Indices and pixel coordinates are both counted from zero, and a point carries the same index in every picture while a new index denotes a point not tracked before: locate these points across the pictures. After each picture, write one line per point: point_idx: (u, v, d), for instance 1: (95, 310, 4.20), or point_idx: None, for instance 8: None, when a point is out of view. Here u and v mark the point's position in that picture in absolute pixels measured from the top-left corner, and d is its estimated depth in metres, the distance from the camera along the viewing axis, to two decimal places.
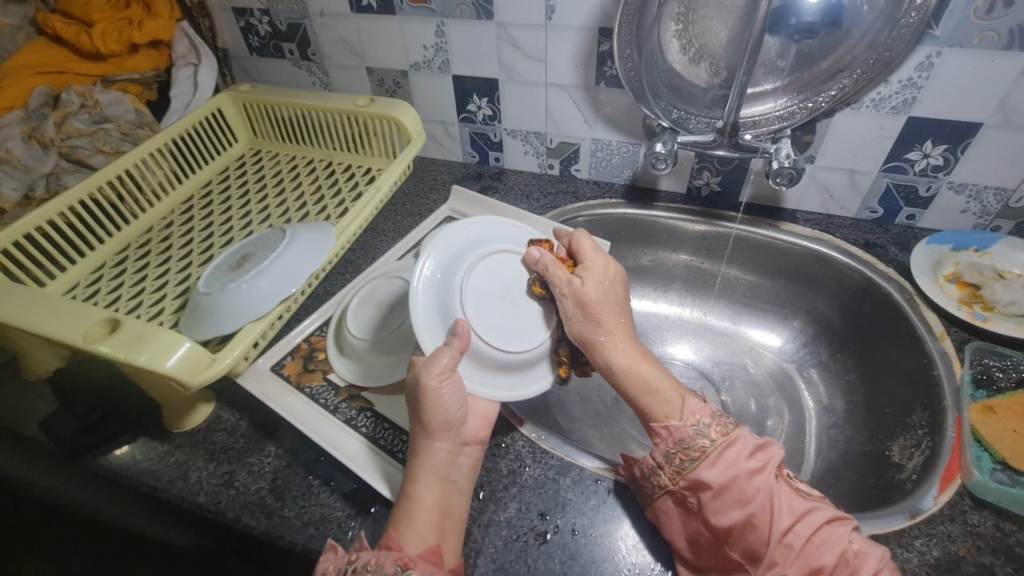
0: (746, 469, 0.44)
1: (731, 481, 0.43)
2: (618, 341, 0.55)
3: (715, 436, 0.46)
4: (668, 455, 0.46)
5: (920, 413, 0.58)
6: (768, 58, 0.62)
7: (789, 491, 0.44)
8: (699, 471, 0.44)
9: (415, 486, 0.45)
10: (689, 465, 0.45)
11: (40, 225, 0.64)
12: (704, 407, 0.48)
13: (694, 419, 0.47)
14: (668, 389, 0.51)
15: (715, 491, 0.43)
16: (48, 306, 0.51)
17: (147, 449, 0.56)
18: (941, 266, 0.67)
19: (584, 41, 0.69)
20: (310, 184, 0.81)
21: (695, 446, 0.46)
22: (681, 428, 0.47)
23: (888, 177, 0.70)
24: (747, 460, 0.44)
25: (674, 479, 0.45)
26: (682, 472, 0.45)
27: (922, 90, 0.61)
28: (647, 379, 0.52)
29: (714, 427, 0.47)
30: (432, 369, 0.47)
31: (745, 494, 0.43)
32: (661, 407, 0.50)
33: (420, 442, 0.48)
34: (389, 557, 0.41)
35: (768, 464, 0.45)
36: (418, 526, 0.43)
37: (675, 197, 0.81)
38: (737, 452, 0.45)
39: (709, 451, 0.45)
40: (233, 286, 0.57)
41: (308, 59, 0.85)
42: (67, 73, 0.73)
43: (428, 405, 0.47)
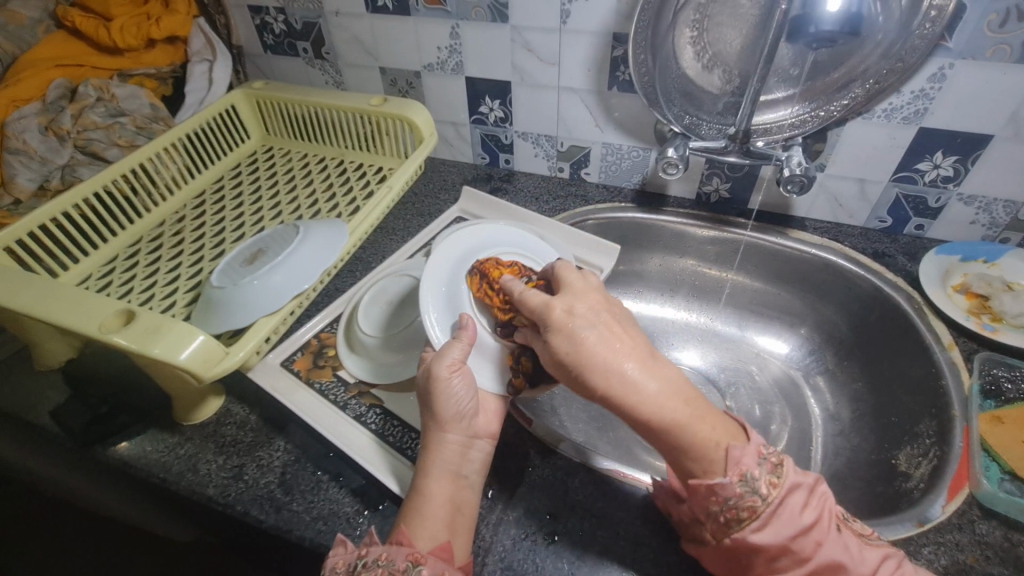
0: (803, 525, 0.39)
1: (788, 543, 0.39)
2: (641, 381, 0.43)
3: (769, 490, 0.40)
4: (711, 513, 0.40)
5: (927, 422, 0.58)
6: (781, 66, 0.63)
7: (854, 541, 0.40)
8: (748, 534, 0.39)
9: (425, 480, 0.45)
10: (736, 526, 0.40)
11: (55, 216, 0.65)
12: (748, 452, 0.41)
13: (741, 472, 0.40)
14: (705, 430, 0.42)
15: (771, 552, 0.39)
16: (64, 296, 0.51)
17: (156, 441, 0.56)
18: (950, 276, 0.67)
19: (598, 45, 0.69)
20: (321, 182, 0.81)
21: (744, 506, 0.40)
22: (726, 486, 0.40)
23: (897, 187, 0.70)
24: (802, 514, 0.39)
25: (718, 535, 0.41)
26: (727, 531, 0.40)
27: (935, 101, 0.61)
28: (676, 421, 0.42)
29: (764, 478, 0.40)
30: (443, 364, 0.49)
31: (804, 553, 0.39)
32: (700, 462, 0.41)
33: (434, 437, 0.48)
34: (400, 552, 0.41)
35: (825, 513, 0.40)
36: (428, 522, 0.43)
37: (685, 203, 0.82)
38: (793, 505, 0.39)
39: (761, 510, 0.39)
40: (246, 281, 0.58)
41: (321, 58, 0.86)
42: (85, 66, 0.74)
43: (440, 397, 0.48)
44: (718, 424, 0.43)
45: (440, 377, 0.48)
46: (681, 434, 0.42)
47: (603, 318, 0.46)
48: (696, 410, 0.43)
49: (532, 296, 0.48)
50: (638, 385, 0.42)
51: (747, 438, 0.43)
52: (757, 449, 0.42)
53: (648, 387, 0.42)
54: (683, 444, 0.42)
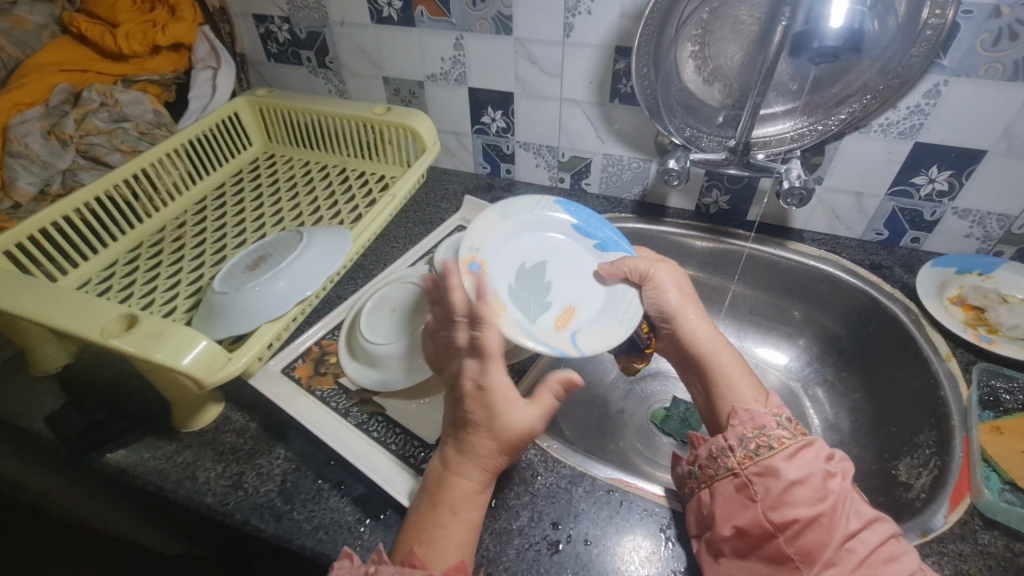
0: (824, 470, 0.44)
1: (807, 476, 0.44)
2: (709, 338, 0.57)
3: (795, 433, 0.47)
4: (743, 439, 0.47)
5: (926, 433, 0.59)
6: (780, 81, 0.64)
7: (856, 502, 0.44)
8: (774, 459, 0.45)
9: (451, 498, 0.44)
10: (765, 453, 0.45)
11: (55, 220, 0.64)
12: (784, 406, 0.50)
13: (777, 411, 0.49)
14: (742, 374, 0.54)
15: (791, 482, 0.43)
16: (63, 299, 0.51)
17: (153, 448, 0.55)
18: (946, 288, 0.68)
19: (600, 58, 0.71)
20: (323, 189, 0.82)
21: (776, 437, 0.46)
22: (763, 416, 0.48)
23: (893, 201, 0.71)
24: (824, 462, 0.45)
25: (744, 462, 0.46)
26: (755, 458, 0.46)
27: (930, 117, 0.62)
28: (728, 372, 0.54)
29: (795, 427, 0.48)
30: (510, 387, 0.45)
31: (819, 491, 0.43)
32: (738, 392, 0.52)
33: (468, 463, 0.45)
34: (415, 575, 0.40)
35: (839, 473, 0.45)
36: (444, 545, 0.42)
37: (684, 214, 0.83)
38: (816, 453, 0.46)
39: (787, 443, 0.46)
40: (248, 286, 0.57)
41: (325, 67, 0.86)
42: (90, 71, 0.74)
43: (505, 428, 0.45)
44: (753, 390, 0.53)
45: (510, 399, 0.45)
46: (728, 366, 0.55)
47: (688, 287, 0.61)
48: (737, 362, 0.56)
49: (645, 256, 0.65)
50: (697, 330, 0.58)
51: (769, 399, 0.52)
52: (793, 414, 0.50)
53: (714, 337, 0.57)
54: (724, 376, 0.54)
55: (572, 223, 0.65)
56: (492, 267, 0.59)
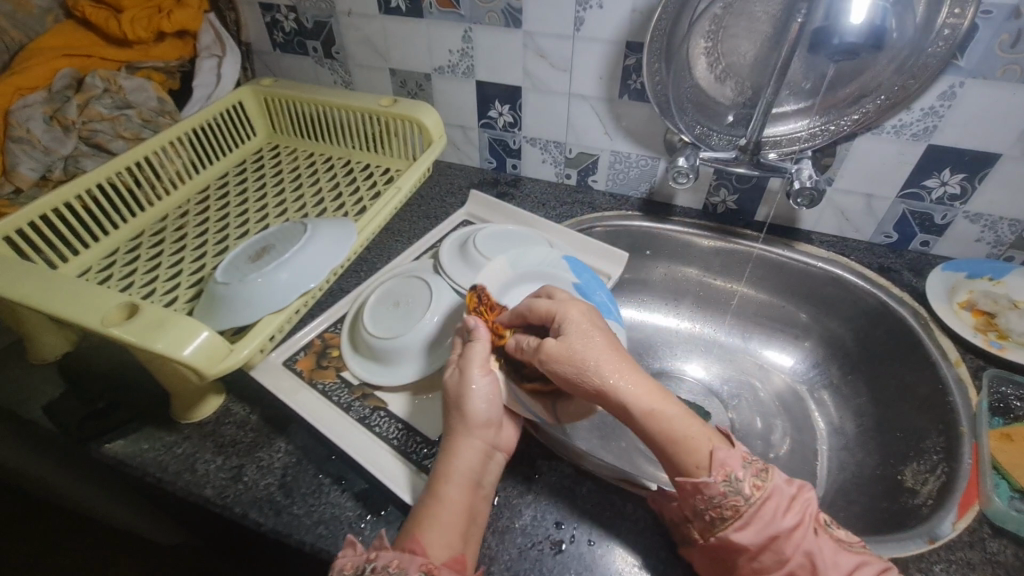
0: (784, 526, 0.40)
1: (767, 542, 0.39)
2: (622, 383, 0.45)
3: (752, 492, 0.41)
4: (697, 512, 0.41)
5: (933, 439, 0.58)
6: (793, 79, 0.63)
7: (831, 545, 0.40)
8: (731, 532, 0.40)
9: (444, 487, 0.44)
10: (720, 524, 0.41)
11: (56, 207, 0.64)
12: (734, 455, 0.42)
13: (725, 473, 0.41)
14: (694, 431, 0.44)
15: (754, 552, 0.40)
16: (62, 287, 0.50)
17: (153, 439, 0.54)
18: (955, 293, 0.68)
19: (611, 53, 0.70)
20: (328, 181, 0.81)
21: (729, 505, 0.41)
22: (711, 485, 0.41)
23: (904, 204, 0.70)
24: (784, 517, 0.40)
25: (704, 533, 0.42)
26: (711, 530, 0.41)
27: (944, 119, 0.62)
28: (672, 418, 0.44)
29: (749, 479, 0.41)
30: (472, 365, 0.48)
31: (783, 554, 0.39)
32: (688, 455, 0.43)
33: (460, 442, 0.46)
34: (413, 561, 0.39)
35: (805, 517, 0.41)
36: (442, 529, 0.42)
37: (691, 213, 0.82)
38: (773, 506, 0.40)
39: (744, 510, 0.40)
40: (251, 277, 0.57)
41: (331, 57, 0.86)
42: (94, 56, 0.73)
43: (470, 400, 0.47)
44: (707, 433, 0.44)
45: (470, 375, 0.48)
46: (677, 427, 0.44)
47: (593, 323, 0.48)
48: (682, 412, 0.45)
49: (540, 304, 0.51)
50: (614, 383, 0.45)
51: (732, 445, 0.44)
52: (744, 454, 0.43)
53: (643, 384, 0.45)
54: (675, 437, 0.43)
55: (575, 281, 0.64)
56: (499, 314, 0.58)
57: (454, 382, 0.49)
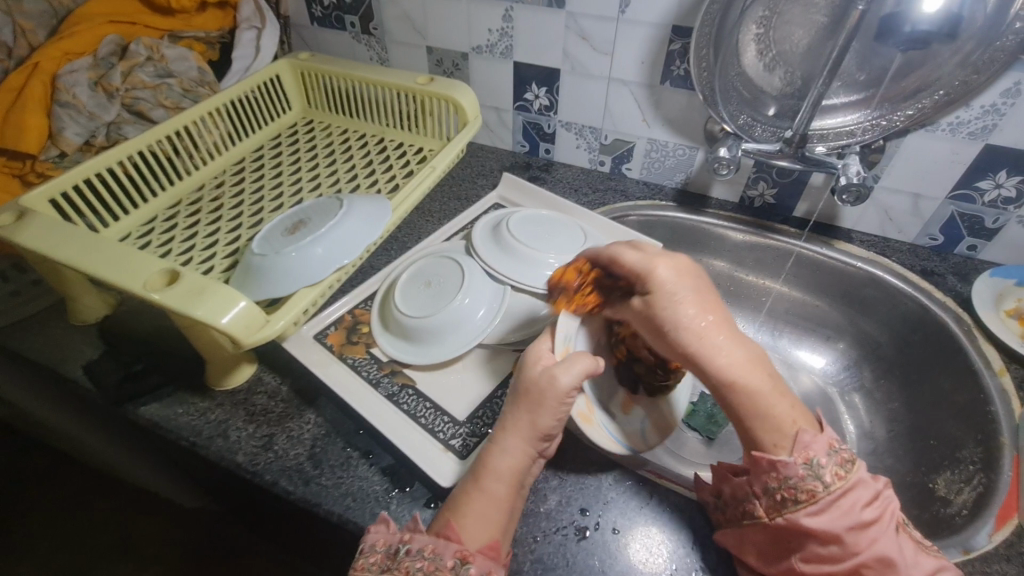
0: (861, 520, 0.39)
1: (842, 533, 0.39)
2: (728, 345, 0.45)
3: (831, 480, 0.40)
4: (769, 489, 0.41)
5: (971, 448, 0.57)
6: (846, 71, 0.61)
7: (909, 545, 0.40)
8: (802, 515, 0.40)
9: (492, 483, 0.43)
10: (792, 506, 0.40)
11: (100, 171, 0.65)
12: (819, 441, 0.42)
13: (807, 456, 0.41)
14: (780, 407, 0.43)
15: (824, 539, 0.39)
16: (106, 251, 0.51)
17: (185, 404, 0.56)
18: (1003, 300, 0.65)
19: (655, 38, 0.68)
20: (361, 158, 0.81)
21: (804, 488, 0.40)
22: (789, 465, 0.41)
23: (953, 205, 0.68)
24: (864, 510, 0.40)
25: (771, 513, 0.41)
26: (780, 509, 0.41)
27: (1005, 118, 0.59)
28: (757, 388, 0.44)
29: (830, 467, 0.40)
30: (570, 373, 0.45)
31: (856, 546, 0.38)
32: (768, 432, 0.43)
33: (511, 440, 0.44)
34: (449, 547, 0.40)
35: (886, 514, 0.40)
36: (481, 519, 0.41)
37: (727, 205, 0.80)
38: (854, 499, 0.40)
39: (821, 496, 0.39)
40: (287, 250, 0.57)
41: (369, 33, 0.85)
42: (137, 24, 0.74)
43: (549, 408, 0.44)
44: (797, 408, 0.44)
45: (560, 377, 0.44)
46: (759, 402, 0.43)
47: (695, 283, 0.47)
48: (778, 385, 0.45)
49: (629, 258, 0.50)
50: (727, 347, 0.44)
51: (820, 430, 0.43)
52: (829, 442, 0.42)
53: (735, 352, 0.44)
54: (762, 411, 0.43)
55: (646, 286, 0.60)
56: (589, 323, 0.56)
57: (539, 378, 0.45)
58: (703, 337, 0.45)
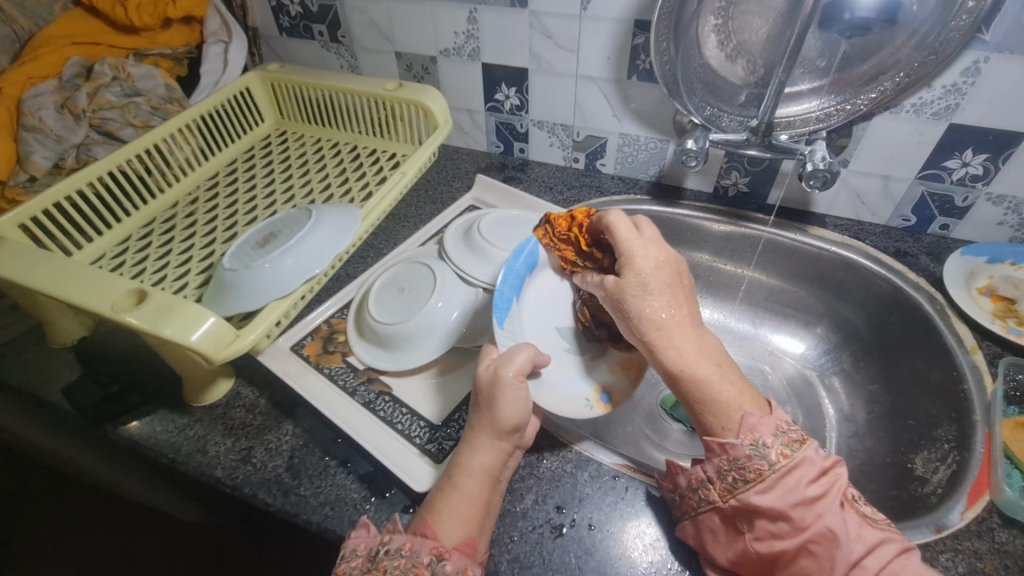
0: (807, 497, 0.40)
1: (788, 510, 0.39)
2: (680, 337, 0.46)
3: (777, 458, 0.41)
4: (719, 472, 0.42)
5: (946, 427, 0.57)
6: (808, 57, 0.61)
7: (856, 519, 0.40)
8: (751, 494, 0.41)
9: (464, 479, 0.44)
10: (742, 486, 0.41)
11: (70, 195, 0.65)
12: (766, 423, 0.42)
13: (753, 437, 0.42)
14: (726, 392, 0.44)
15: (773, 517, 0.40)
16: (74, 274, 0.51)
17: (166, 421, 0.56)
18: (974, 278, 0.66)
19: (619, 33, 0.68)
20: (334, 167, 0.81)
21: (751, 468, 0.41)
22: (736, 447, 0.42)
23: (923, 185, 0.68)
24: (808, 487, 0.40)
25: (724, 496, 0.42)
26: (732, 491, 0.42)
27: (967, 97, 0.59)
28: (704, 376, 0.45)
29: (776, 447, 0.41)
30: (508, 369, 0.46)
31: (803, 522, 0.39)
32: (716, 417, 0.44)
33: (481, 438, 0.46)
34: (425, 545, 0.41)
35: (834, 489, 0.40)
36: (456, 517, 0.42)
37: (701, 196, 0.80)
38: (800, 476, 0.40)
39: (766, 475, 0.40)
40: (258, 264, 0.57)
41: (337, 41, 0.85)
42: (102, 44, 0.74)
43: (504, 404, 0.45)
44: (746, 393, 0.45)
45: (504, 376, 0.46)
46: (706, 388, 0.44)
47: (672, 279, 0.48)
48: (727, 373, 0.45)
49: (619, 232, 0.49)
50: (678, 340, 0.46)
51: (770, 412, 0.44)
52: (778, 423, 0.43)
53: (685, 344, 0.46)
54: (708, 397, 0.44)
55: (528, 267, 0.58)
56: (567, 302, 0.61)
57: (487, 377, 0.46)
58: (664, 324, 0.46)
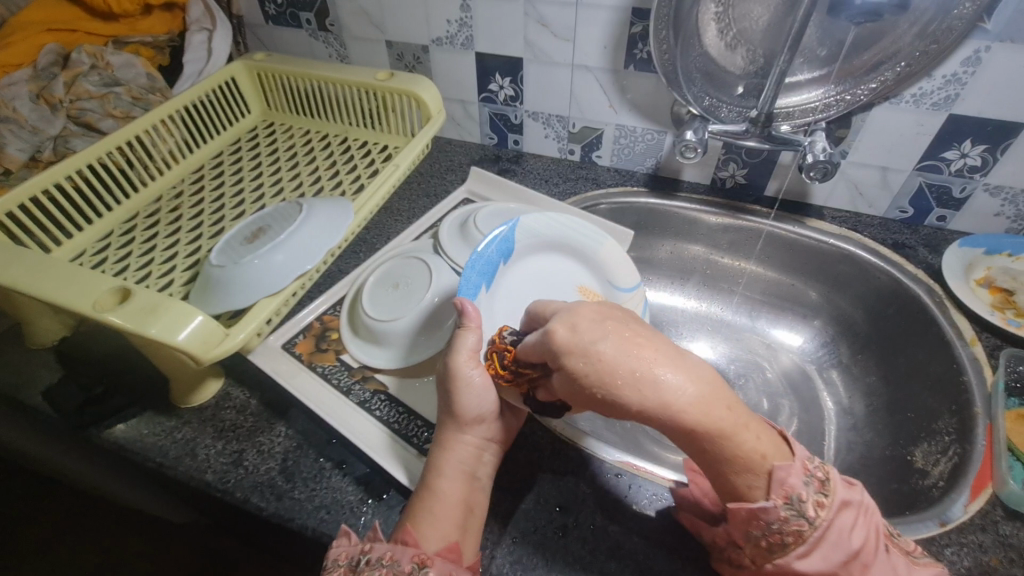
0: (852, 550, 0.37)
1: (837, 570, 0.37)
2: (677, 383, 0.35)
3: (814, 511, 0.37)
4: (752, 537, 0.38)
5: (946, 419, 0.57)
6: (808, 46, 0.60)
7: (903, 561, 0.39)
8: (793, 560, 0.37)
9: (437, 479, 0.44)
10: (781, 551, 0.38)
11: (48, 188, 0.62)
12: (795, 469, 0.38)
13: (786, 494, 0.37)
14: (747, 443, 0.37)
15: None
16: (52, 272, 0.49)
17: (152, 423, 0.54)
18: (973, 269, 0.66)
19: (615, 21, 0.66)
20: (324, 159, 0.79)
21: (790, 530, 0.37)
22: (770, 510, 0.37)
23: (921, 176, 0.68)
24: (851, 538, 0.37)
25: (759, 560, 0.39)
26: (769, 557, 0.38)
27: (967, 87, 0.58)
28: (721, 431, 0.36)
29: (811, 499, 0.38)
30: (460, 356, 0.46)
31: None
32: (745, 475, 0.38)
33: (449, 435, 0.46)
34: (406, 553, 0.39)
35: (872, 532, 0.38)
36: (435, 519, 0.41)
37: (699, 188, 0.79)
38: (840, 528, 0.37)
39: (807, 535, 0.37)
40: (246, 260, 0.56)
41: (325, 30, 0.82)
42: (79, 31, 0.71)
43: (462, 394, 0.46)
44: (764, 435, 0.38)
45: (462, 369, 0.46)
46: (728, 445, 0.36)
47: (607, 318, 0.39)
48: (738, 417, 0.37)
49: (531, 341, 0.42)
50: (678, 394, 0.35)
51: (791, 452, 0.39)
52: (803, 465, 0.39)
53: (687, 395, 0.35)
54: (727, 458, 0.37)
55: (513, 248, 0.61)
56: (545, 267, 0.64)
57: (444, 371, 0.47)
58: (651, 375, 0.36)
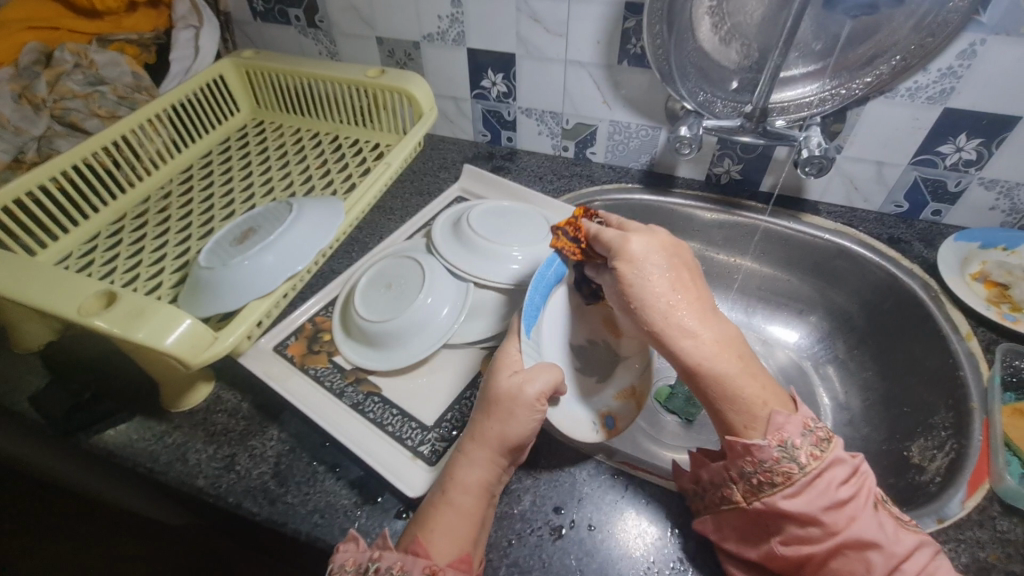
0: (837, 499, 0.39)
1: (819, 514, 0.39)
2: (698, 327, 0.44)
3: (808, 462, 0.40)
4: (744, 473, 0.41)
5: (943, 414, 0.57)
6: (803, 41, 0.60)
7: (890, 522, 0.39)
8: (778, 499, 0.40)
9: (459, 495, 0.42)
10: (768, 489, 0.40)
11: (31, 190, 0.61)
12: (794, 422, 0.41)
13: (781, 438, 0.40)
14: (752, 387, 0.43)
15: (802, 521, 0.39)
16: (30, 274, 0.48)
17: (144, 429, 0.54)
18: (968, 264, 0.66)
19: (608, 16, 0.65)
20: (315, 158, 0.78)
21: (780, 471, 0.40)
22: (764, 448, 0.40)
23: (916, 170, 0.67)
24: (840, 489, 0.39)
25: (748, 497, 0.41)
26: (757, 493, 0.41)
27: (962, 80, 0.58)
28: (727, 372, 0.43)
29: (806, 448, 0.40)
30: (533, 393, 0.44)
31: (835, 526, 0.38)
32: (744, 418, 0.42)
33: (478, 452, 0.44)
34: (417, 563, 0.39)
35: (863, 492, 0.40)
36: (450, 533, 0.40)
37: (693, 184, 0.79)
38: (829, 479, 0.40)
39: (796, 478, 0.39)
40: (236, 261, 0.55)
41: (315, 27, 0.81)
42: (61, 29, 0.70)
43: (515, 424, 0.43)
44: (768, 388, 0.44)
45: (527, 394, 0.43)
46: (728, 383, 0.43)
47: (673, 260, 0.47)
48: (748, 365, 0.44)
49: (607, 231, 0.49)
50: (693, 330, 0.44)
51: (794, 409, 0.43)
52: (805, 421, 0.42)
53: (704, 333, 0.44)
54: (728, 392, 0.43)
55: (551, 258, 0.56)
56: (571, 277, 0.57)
57: (508, 387, 0.44)
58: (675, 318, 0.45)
